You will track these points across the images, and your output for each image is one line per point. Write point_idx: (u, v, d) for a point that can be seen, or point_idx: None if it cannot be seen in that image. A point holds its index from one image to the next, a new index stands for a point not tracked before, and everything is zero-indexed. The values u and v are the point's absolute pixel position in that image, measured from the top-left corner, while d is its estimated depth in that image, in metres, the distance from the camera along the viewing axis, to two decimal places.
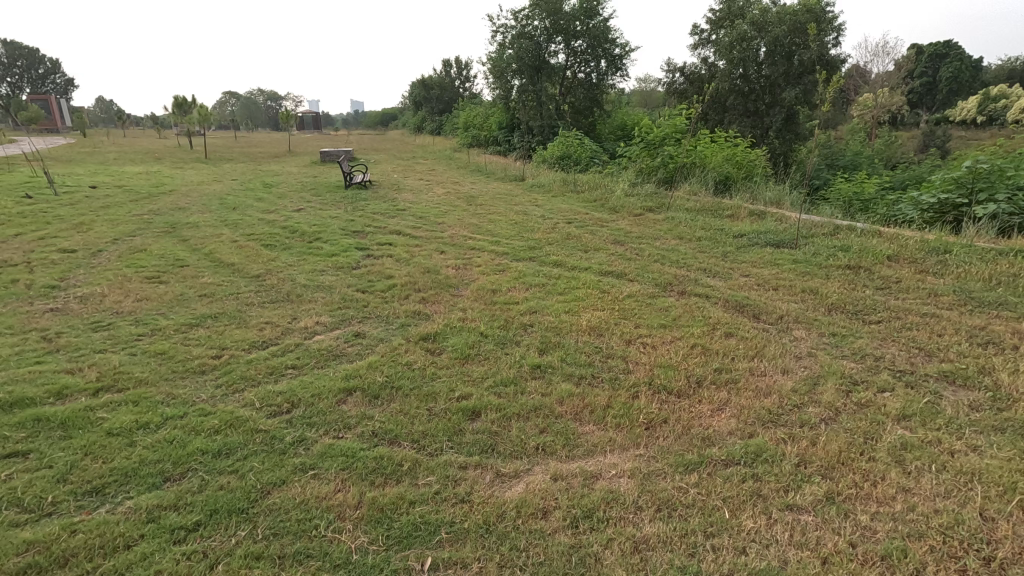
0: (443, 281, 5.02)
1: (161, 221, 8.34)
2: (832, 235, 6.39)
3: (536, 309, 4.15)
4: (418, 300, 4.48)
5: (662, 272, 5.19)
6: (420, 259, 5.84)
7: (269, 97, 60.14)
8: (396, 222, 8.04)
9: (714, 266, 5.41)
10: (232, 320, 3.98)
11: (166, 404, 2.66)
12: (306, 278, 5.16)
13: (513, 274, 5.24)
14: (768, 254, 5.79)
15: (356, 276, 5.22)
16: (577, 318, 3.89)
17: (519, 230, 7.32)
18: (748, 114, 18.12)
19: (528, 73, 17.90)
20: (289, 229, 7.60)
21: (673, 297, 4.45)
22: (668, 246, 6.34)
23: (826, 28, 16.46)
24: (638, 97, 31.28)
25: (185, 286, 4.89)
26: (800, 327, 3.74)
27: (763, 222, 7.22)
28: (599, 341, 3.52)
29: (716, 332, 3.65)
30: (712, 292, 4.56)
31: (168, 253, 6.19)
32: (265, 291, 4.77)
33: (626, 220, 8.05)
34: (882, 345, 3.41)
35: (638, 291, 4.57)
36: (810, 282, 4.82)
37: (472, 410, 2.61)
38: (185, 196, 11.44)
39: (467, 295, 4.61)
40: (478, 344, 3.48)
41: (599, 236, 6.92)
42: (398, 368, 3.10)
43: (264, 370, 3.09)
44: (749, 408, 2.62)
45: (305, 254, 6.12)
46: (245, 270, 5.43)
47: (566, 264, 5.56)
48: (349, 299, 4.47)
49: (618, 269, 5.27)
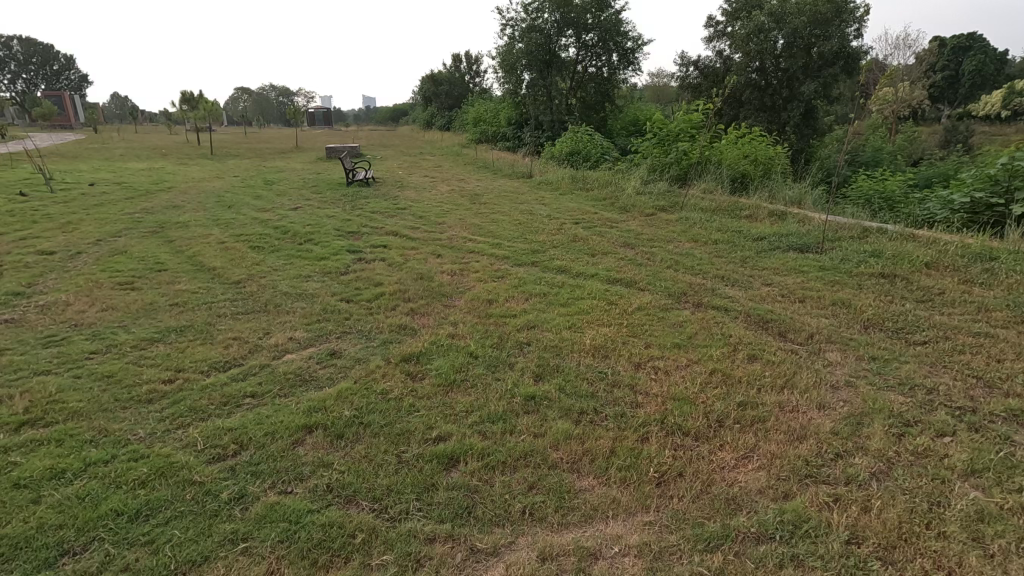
0: (436, 289, 4.62)
1: (151, 220, 8.03)
2: (860, 238, 5.90)
3: (535, 323, 3.73)
4: (406, 311, 4.07)
5: (676, 280, 4.75)
6: (414, 263, 5.45)
7: (280, 94, 60.24)
8: (394, 223, 7.66)
9: (733, 273, 4.96)
10: (198, 335, 3.62)
11: (94, 445, 2.28)
12: (289, 284, 4.79)
13: (514, 280, 4.82)
14: (791, 259, 5.32)
15: (343, 282, 4.84)
16: (580, 336, 3.46)
17: (523, 231, 6.90)
18: (764, 109, 17.55)
19: (538, 67, 17.36)
20: (281, 229, 7.24)
21: (688, 310, 4.01)
22: (682, 250, 5.88)
23: (847, 18, 15.78)
24: (651, 92, 30.64)
25: (157, 293, 4.54)
26: (834, 348, 3.29)
27: (784, 224, 6.75)
28: (604, 365, 3.09)
29: (738, 354, 3.20)
30: (731, 304, 4.11)
31: (150, 255, 5.85)
32: (242, 300, 4.40)
33: (638, 220, 7.59)
34: (933, 373, 2.95)
35: (650, 303, 4.13)
36: (840, 292, 4.35)
37: (450, 457, 2.21)
38: (184, 194, 11.15)
39: (461, 306, 4.20)
40: (466, 367, 3.06)
41: (608, 239, 6.47)
42: (371, 397, 2.70)
43: (217, 399, 2.70)
44: (781, 458, 2.18)
45: (293, 257, 5.75)
46: (226, 275, 5.07)
47: (571, 269, 5.14)
48: (330, 310, 4.08)
49: (627, 276, 4.84)
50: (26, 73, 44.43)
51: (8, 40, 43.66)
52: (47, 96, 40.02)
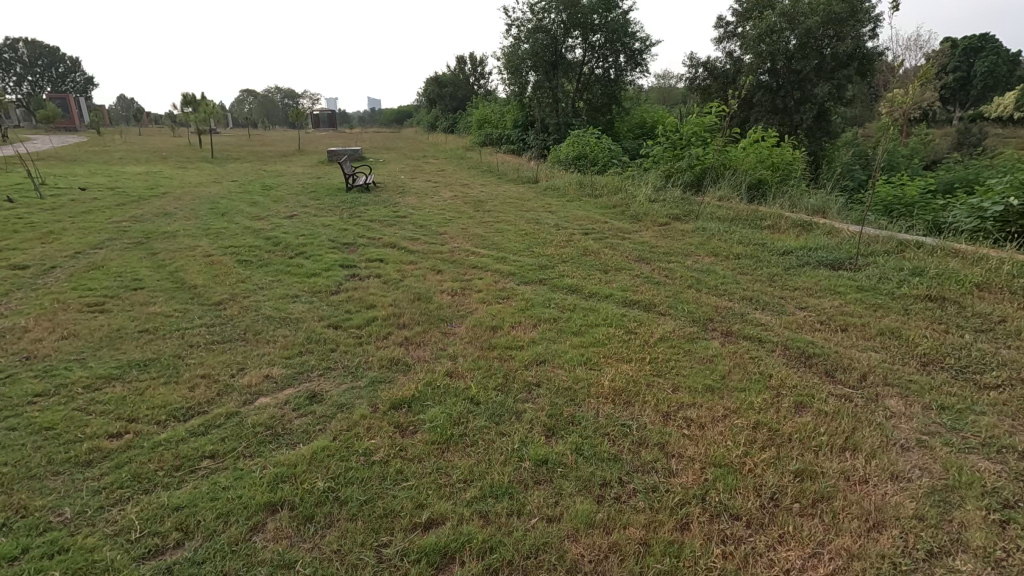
0: (434, 312, 4.17)
1: (137, 229, 7.62)
2: (896, 253, 5.44)
3: (545, 358, 3.28)
4: (400, 341, 3.63)
5: (700, 302, 4.31)
6: (412, 281, 5.01)
7: (287, 96, 60.39)
8: (394, 233, 7.24)
9: (762, 294, 4.51)
10: (163, 370, 3.19)
11: (3, 534, 1.88)
12: (273, 306, 4.37)
13: (521, 302, 4.39)
14: (823, 278, 4.86)
15: (333, 304, 4.42)
16: (597, 376, 3.02)
17: (529, 243, 6.46)
18: (776, 111, 17.09)
19: (544, 68, 16.90)
20: (273, 241, 6.83)
21: (716, 342, 3.55)
22: (703, 266, 5.41)
23: (862, 19, 15.35)
24: (656, 93, 30.10)
25: (127, 317, 4.12)
26: (893, 393, 2.83)
27: (809, 235, 6.28)
28: (628, 416, 2.64)
29: (782, 400, 2.75)
30: (763, 334, 3.66)
31: (128, 270, 5.45)
32: (219, 325, 3.96)
33: (651, 231, 7.15)
34: (1019, 430, 2.49)
35: (672, 332, 3.68)
36: (884, 319, 3.89)
37: (442, 555, 1.79)
38: (177, 200, 10.75)
39: (461, 334, 3.76)
40: (465, 417, 2.62)
41: (620, 252, 6.04)
42: (351, 461, 2.26)
43: (167, 462, 2.27)
44: (861, 559, 1.75)
45: (281, 273, 5.32)
46: (206, 295, 4.65)
47: (583, 289, 4.69)
48: (315, 339, 3.64)
49: (646, 298, 4.40)
50: (30, 75, 44.26)
51: (13, 41, 43.58)
52: (51, 98, 39.75)
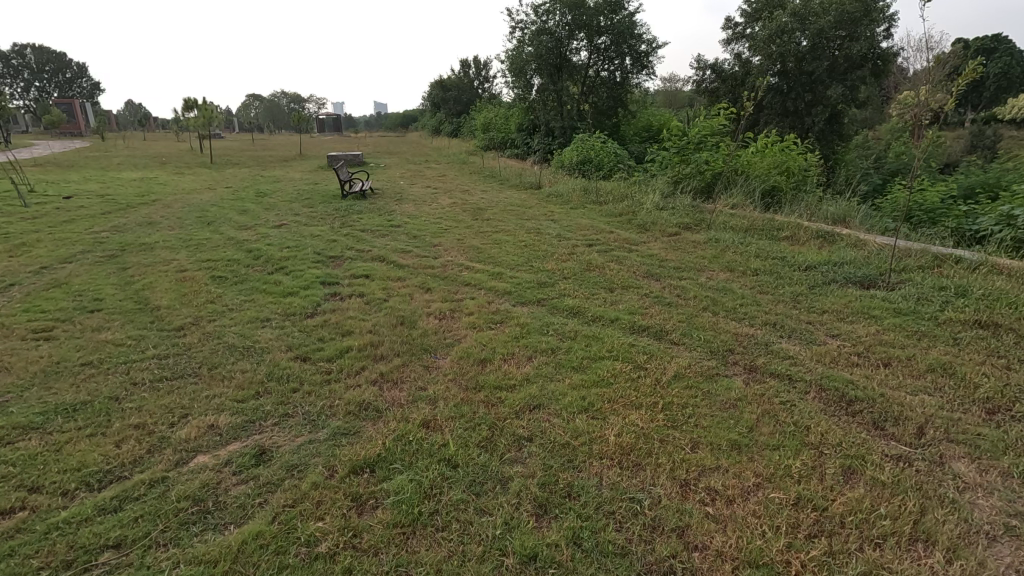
0: (417, 340, 3.70)
1: (115, 241, 7.21)
2: (931, 269, 4.94)
3: (539, 403, 2.80)
4: (374, 378, 3.16)
5: (716, 328, 3.83)
6: (397, 302, 4.54)
7: (293, 100, 60.61)
8: (385, 244, 6.79)
9: (786, 318, 4.02)
10: (93, 418, 2.72)
11: None
12: (238, 332, 3.91)
13: (516, 327, 3.92)
14: (855, 298, 4.37)
15: (306, 329, 3.97)
16: (601, 429, 2.53)
17: (529, 256, 6.00)
18: (787, 113, 16.62)
19: (548, 71, 16.59)
20: (255, 253, 6.40)
21: (739, 381, 3.06)
22: (718, 283, 4.94)
23: (877, 18, 14.85)
24: (663, 96, 29.60)
25: (73, 345, 3.68)
26: (962, 455, 2.32)
27: (833, 248, 5.79)
28: (637, 485, 2.16)
29: (826, 462, 2.26)
30: (793, 370, 3.17)
31: (91, 288, 5.02)
32: (172, 356, 3.51)
33: (660, 242, 6.67)
34: None
35: (688, 368, 3.19)
36: (932, 350, 3.39)
37: None
38: (166, 208, 10.37)
39: (445, 369, 3.28)
40: (438, 489, 2.16)
41: (627, 266, 5.56)
42: (289, 557, 1.82)
43: (58, 555, 1.83)
44: None
45: (255, 292, 4.87)
46: (167, 319, 4.20)
47: (585, 311, 4.21)
48: (277, 376, 3.18)
49: (657, 323, 3.91)
50: (38, 80, 44.43)
51: (22, 48, 43.85)
52: (57, 104, 39.77)
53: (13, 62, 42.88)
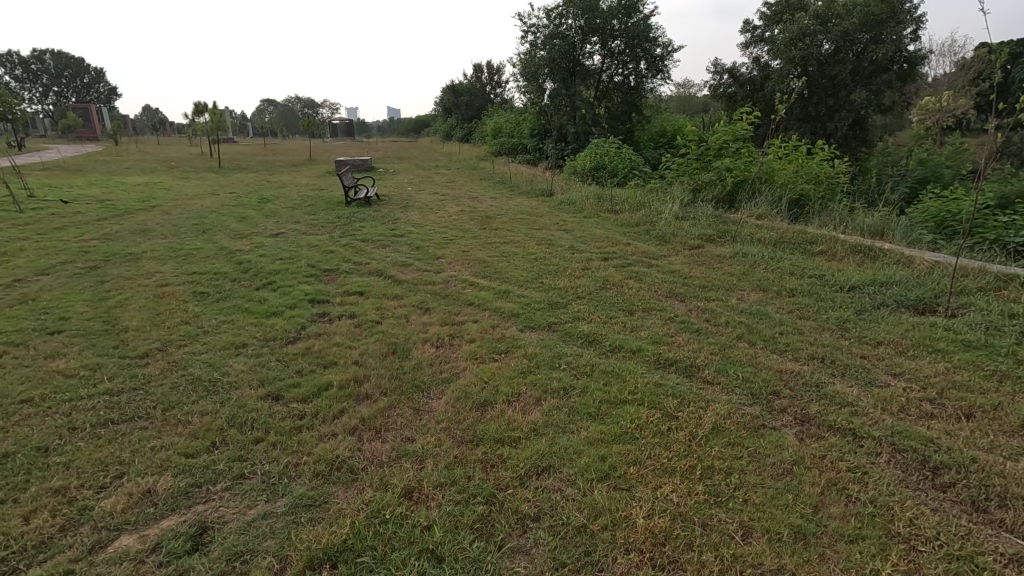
0: (408, 375, 3.20)
1: (101, 250, 6.81)
2: (992, 291, 4.39)
3: (549, 466, 2.30)
4: (354, 425, 2.67)
5: (756, 363, 3.30)
6: (390, 325, 4.05)
7: (307, 105, 60.97)
8: (386, 256, 6.34)
9: (836, 352, 3.47)
10: (10, 477, 2.27)
11: None
12: (207, 361, 3.44)
13: (524, 359, 3.40)
14: (912, 327, 3.83)
15: (284, 358, 3.48)
16: (627, 508, 2.03)
17: (540, 271, 5.51)
18: (808, 119, 16.04)
19: (561, 76, 16.17)
20: (245, 266, 5.96)
21: (793, 436, 2.52)
22: (751, 306, 4.41)
23: (903, 20, 14.27)
24: (677, 101, 28.94)
25: (19, 375, 3.25)
26: None
27: (876, 266, 5.24)
28: None
29: (923, 569, 1.74)
30: (855, 422, 2.62)
31: (60, 305, 4.60)
32: (125, 391, 3.05)
33: (682, 256, 6.15)
34: None
35: (729, 418, 2.65)
36: (1020, 398, 2.84)
37: None
38: (165, 214, 10.02)
39: (439, 414, 2.78)
40: None
41: (648, 284, 5.05)
42: None
43: None
44: None
45: (237, 311, 4.42)
46: (132, 343, 3.75)
47: (603, 339, 3.69)
48: (240, 421, 2.69)
49: (686, 356, 3.39)
50: (56, 86, 44.81)
51: (42, 53, 44.32)
52: (74, 108, 39.94)
53: (32, 67, 43.26)
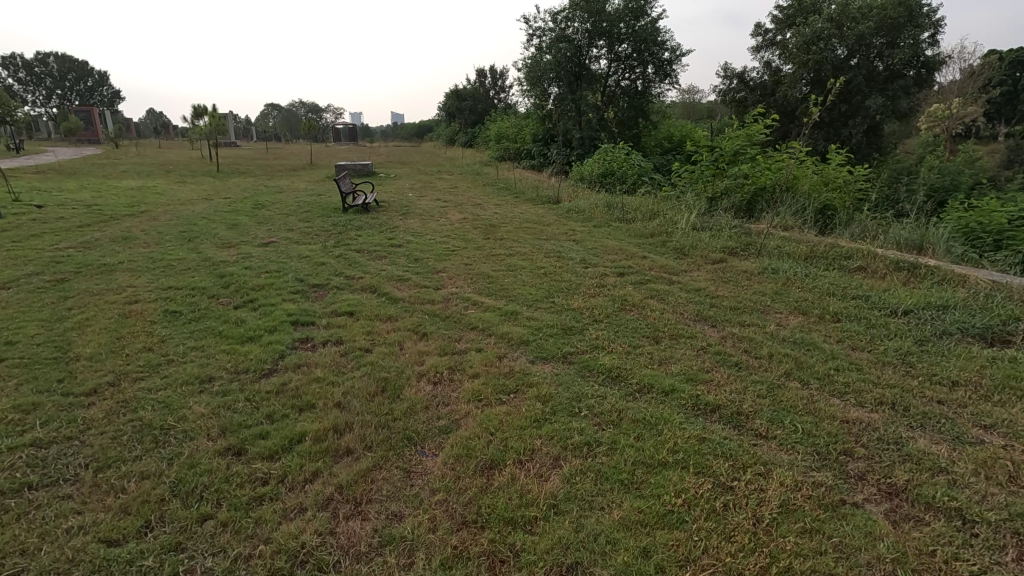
0: (399, 423, 2.66)
1: (75, 260, 6.29)
2: None
3: (578, 565, 1.78)
4: (328, 495, 2.14)
5: (816, 411, 2.74)
6: (381, 355, 3.51)
7: (309, 109, 60.78)
8: (382, 269, 5.81)
9: (907, 395, 2.92)
10: None
11: None
12: (162, 402, 2.91)
13: (537, 402, 2.85)
14: (989, 363, 3.28)
15: (252, 399, 2.94)
16: None
17: (551, 288, 4.98)
18: (821, 124, 15.52)
19: (566, 80, 15.54)
20: (227, 280, 5.44)
21: (883, 518, 1.99)
22: (793, 333, 3.86)
23: (921, 24, 13.83)
24: (682, 107, 28.42)
25: None
26: None
27: (924, 286, 4.71)
28: None
29: None
30: (960, 498, 2.07)
31: (10, 325, 4.08)
32: (55, 443, 2.53)
33: (704, 272, 5.62)
34: None
35: (798, 490, 2.12)
36: None
37: None
38: (152, 220, 9.51)
39: (434, 478, 2.24)
40: None
41: (671, 305, 4.51)
42: None
43: None
44: None
45: (207, 335, 3.89)
46: (81, 376, 3.23)
47: (628, 376, 3.15)
48: (186, 490, 2.16)
49: (731, 402, 2.83)
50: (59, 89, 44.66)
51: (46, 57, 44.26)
52: (76, 110, 39.70)
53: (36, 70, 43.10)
